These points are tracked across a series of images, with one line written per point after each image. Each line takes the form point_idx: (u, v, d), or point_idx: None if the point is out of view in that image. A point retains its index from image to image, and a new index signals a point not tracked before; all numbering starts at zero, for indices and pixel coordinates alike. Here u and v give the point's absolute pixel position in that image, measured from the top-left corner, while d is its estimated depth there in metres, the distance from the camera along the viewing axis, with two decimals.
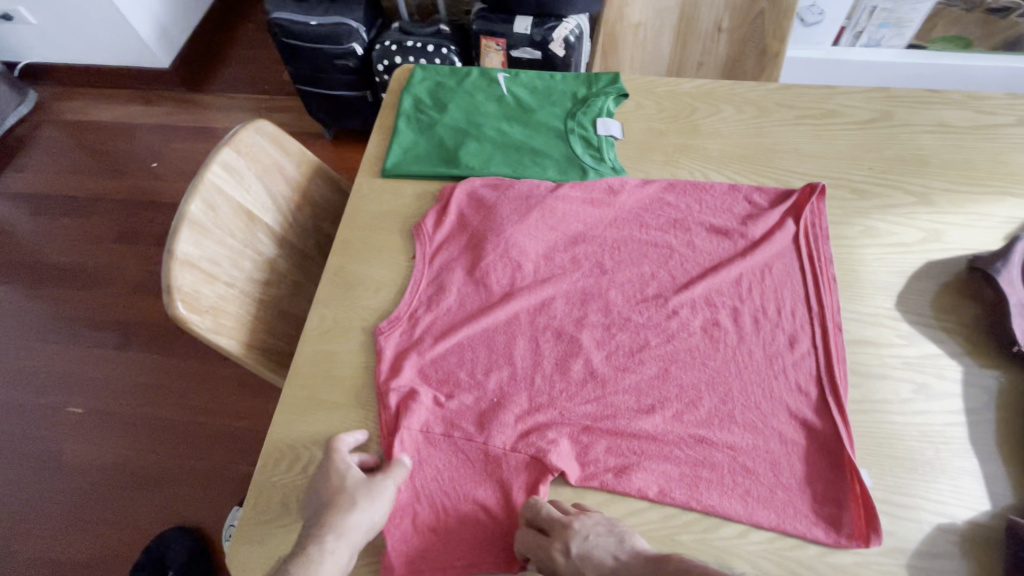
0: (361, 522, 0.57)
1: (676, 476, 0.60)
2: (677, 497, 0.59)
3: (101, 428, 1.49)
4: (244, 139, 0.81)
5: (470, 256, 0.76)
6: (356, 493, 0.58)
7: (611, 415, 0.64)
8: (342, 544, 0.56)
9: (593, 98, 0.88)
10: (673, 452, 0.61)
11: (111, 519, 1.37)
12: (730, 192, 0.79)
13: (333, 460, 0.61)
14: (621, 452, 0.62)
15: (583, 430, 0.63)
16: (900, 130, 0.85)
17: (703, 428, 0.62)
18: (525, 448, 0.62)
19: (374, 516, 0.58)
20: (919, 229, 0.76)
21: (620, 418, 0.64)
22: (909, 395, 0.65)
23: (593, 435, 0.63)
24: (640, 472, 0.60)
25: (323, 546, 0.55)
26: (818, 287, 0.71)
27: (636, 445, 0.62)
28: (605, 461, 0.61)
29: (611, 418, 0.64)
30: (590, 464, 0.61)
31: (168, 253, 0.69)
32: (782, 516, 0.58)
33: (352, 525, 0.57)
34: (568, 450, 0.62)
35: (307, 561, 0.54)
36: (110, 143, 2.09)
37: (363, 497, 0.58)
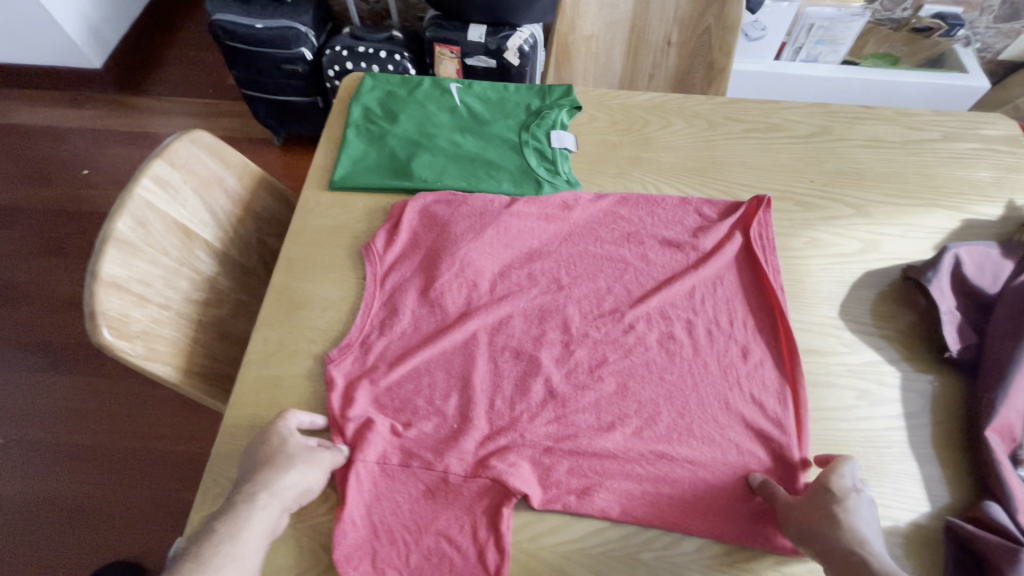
0: (296, 484, 0.57)
1: (638, 495, 0.60)
2: (638, 515, 0.59)
3: (24, 459, 1.37)
4: (179, 150, 0.76)
5: (424, 274, 0.74)
6: (296, 455, 0.58)
7: (571, 435, 0.63)
8: (272, 504, 0.55)
9: (547, 111, 0.88)
10: (634, 470, 0.61)
11: (36, 559, 1.25)
12: (681, 205, 0.80)
13: (276, 425, 0.60)
14: (582, 472, 0.61)
15: (544, 452, 0.62)
16: (839, 144, 0.89)
17: (663, 443, 0.62)
18: (486, 472, 0.60)
19: (309, 481, 0.58)
20: (857, 240, 0.80)
21: (580, 438, 0.63)
22: (853, 402, 0.67)
23: (554, 456, 0.62)
24: (602, 492, 0.60)
25: (254, 502, 0.54)
26: (767, 297, 0.73)
27: (597, 464, 0.61)
28: (568, 483, 0.60)
29: (572, 439, 0.63)
30: (553, 487, 0.60)
31: (92, 275, 0.63)
32: (743, 529, 0.58)
33: (286, 487, 0.56)
34: (529, 474, 0.60)
35: (236, 520, 0.52)
36: (34, 148, 1.94)
37: (302, 459, 0.58)
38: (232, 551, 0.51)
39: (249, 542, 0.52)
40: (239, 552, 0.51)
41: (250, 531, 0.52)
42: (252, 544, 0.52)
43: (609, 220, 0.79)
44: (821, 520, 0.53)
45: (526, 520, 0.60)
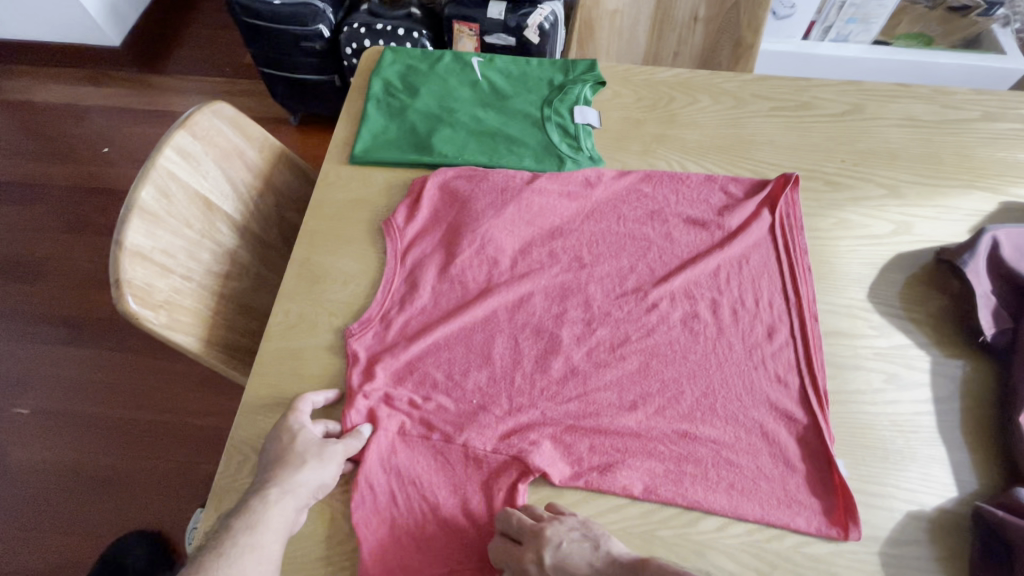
0: (309, 480, 0.56)
1: (661, 473, 0.59)
2: (662, 494, 0.58)
3: (51, 429, 1.41)
4: (201, 122, 0.76)
5: (445, 250, 0.73)
6: (307, 451, 0.57)
7: (593, 414, 0.62)
8: (287, 499, 0.55)
9: (569, 85, 0.86)
10: (657, 449, 0.60)
11: (62, 526, 1.29)
12: (706, 182, 0.78)
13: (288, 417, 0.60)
14: (604, 450, 0.60)
15: (565, 430, 0.61)
16: (871, 123, 0.86)
17: (686, 423, 0.62)
18: (508, 447, 0.59)
19: (324, 476, 0.57)
20: (889, 221, 0.77)
21: (602, 416, 0.62)
22: (881, 385, 0.65)
23: (576, 435, 0.61)
24: (625, 470, 0.59)
25: (266, 497, 0.54)
26: (794, 276, 0.71)
27: (619, 442, 0.60)
28: (590, 460, 0.60)
29: (593, 417, 0.62)
30: (576, 463, 0.60)
31: (117, 244, 0.64)
32: (767, 508, 0.57)
33: (299, 483, 0.56)
34: (550, 452, 0.60)
35: (251, 513, 0.53)
36: (55, 125, 1.96)
37: (313, 456, 0.57)
38: (251, 542, 0.52)
39: (266, 535, 0.52)
40: (258, 543, 0.52)
41: (266, 525, 0.53)
42: (270, 537, 0.53)
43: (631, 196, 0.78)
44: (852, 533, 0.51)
45: (546, 493, 0.59)
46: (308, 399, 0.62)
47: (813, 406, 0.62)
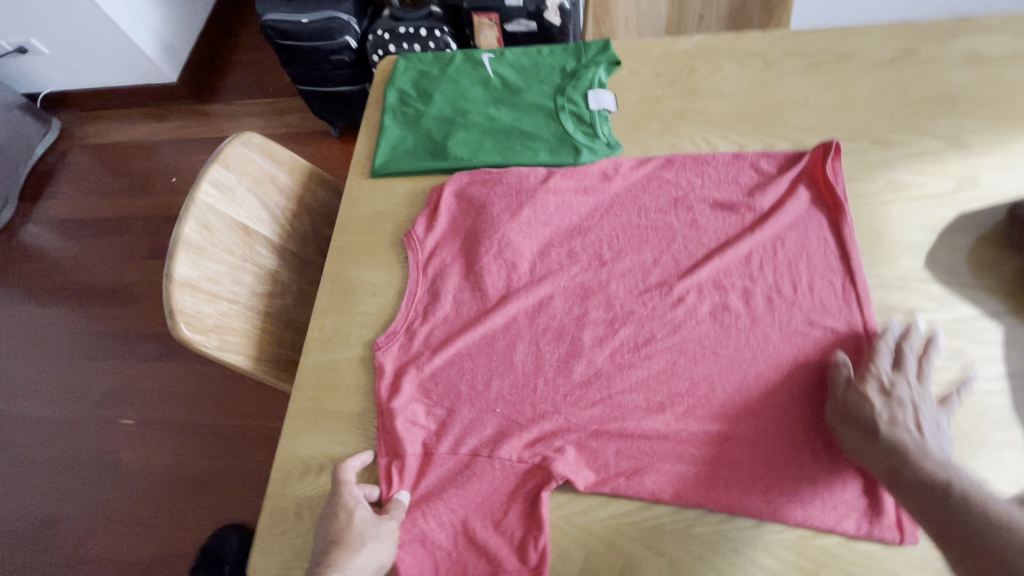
0: (367, 563, 0.56)
1: (692, 476, 0.58)
2: (694, 498, 0.57)
3: (153, 436, 1.58)
4: (233, 154, 0.81)
5: (465, 258, 0.74)
6: (364, 533, 0.57)
7: (618, 417, 0.62)
8: None
9: (582, 71, 0.83)
10: (687, 452, 0.59)
11: (171, 521, 1.47)
12: (734, 161, 0.74)
13: (342, 488, 0.60)
14: (632, 455, 0.60)
15: (590, 435, 0.61)
16: (926, 67, 0.76)
17: (718, 424, 0.60)
18: (533, 455, 0.61)
19: (380, 558, 0.57)
20: (950, 177, 0.69)
21: (627, 419, 0.61)
22: (942, 363, 0.59)
23: (601, 439, 0.61)
24: (652, 474, 0.58)
25: None
26: (838, 257, 0.66)
27: (646, 446, 0.60)
28: (617, 465, 0.59)
29: (618, 420, 0.61)
30: (603, 469, 0.60)
31: (168, 277, 0.70)
32: (809, 511, 0.55)
33: (359, 568, 0.55)
34: (576, 459, 0.60)
35: None
36: (132, 162, 2.16)
37: (371, 537, 0.57)
38: None
39: None
40: None
41: None
42: None
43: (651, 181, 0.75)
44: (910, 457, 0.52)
45: (576, 494, 0.60)
46: (355, 464, 0.63)
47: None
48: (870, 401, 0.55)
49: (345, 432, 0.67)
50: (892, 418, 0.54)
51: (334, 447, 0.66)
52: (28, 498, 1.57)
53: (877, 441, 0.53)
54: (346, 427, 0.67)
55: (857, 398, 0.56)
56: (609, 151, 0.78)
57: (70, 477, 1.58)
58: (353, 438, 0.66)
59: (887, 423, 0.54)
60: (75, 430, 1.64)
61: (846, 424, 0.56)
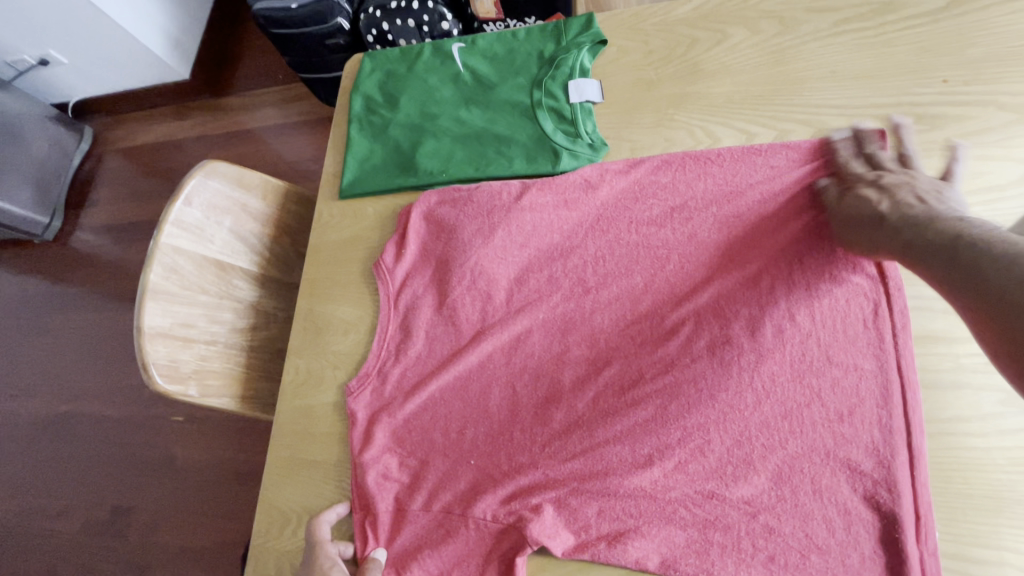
0: None
1: (682, 543, 0.52)
2: (684, 568, 0.51)
3: (200, 432, 1.68)
4: (195, 186, 0.76)
5: (437, 290, 0.68)
6: None
7: (601, 473, 0.56)
8: None
9: (563, 56, 0.72)
10: (677, 513, 0.53)
11: (224, 511, 1.58)
12: (743, 158, 0.62)
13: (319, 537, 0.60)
14: (615, 516, 0.54)
15: (571, 492, 0.56)
16: (994, 12, 0.60)
17: (713, 481, 0.53)
18: (509, 514, 0.57)
19: None
20: (1018, 161, 0.55)
21: (611, 476, 0.55)
22: (994, 408, 0.49)
23: (581, 497, 0.56)
24: (637, 540, 0.53)
25: None
26: (872, 278, 0.54)
27: (632, 507, 0.54)
28: (599, 527, 0.55)
29: (600, 477, 0.56)
30: (582, 531, 0.55)
31: (136, 329, 0.67)
32: None
33: None
34: (554, 519, 0.56)
35: None
36: (159, 164, 2.20)
37: None
38: None
39: None
40: None
41: None
42: None
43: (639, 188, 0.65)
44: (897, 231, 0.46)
45: (555, 557, 0.55)
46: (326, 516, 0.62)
47: (892, 457, 0.49)
48: (861, 196, 0.51)
49: (323, 483, 0.65)
50: (892, 203, 0.48)
51: (311, 499, 0.65)
52: (100, 491, 1.71)
53: (882, 226, 0.48)
54: (324, 477, 0.65)
55: (856, 199, 0.52)
56: (593, 154, 0.68)
57: (132, 471, 1.70)
58: (331, 488, 0.65)
59: (890, 206, 0.48)
60: (132, 427, 1.75)
61: (850, 230, 0.52)
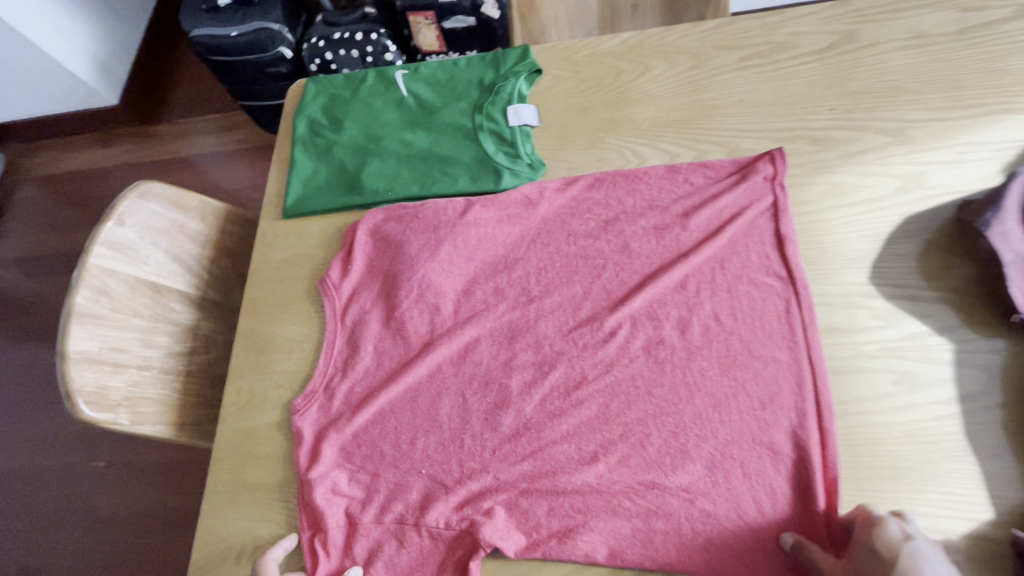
0: None
1: (628, 534, 0.54)
2: (630, 558, 0.53)
3: (125, 477, 1.55)
4: (129, 208, 0.74)
5: (385, 304, 0.69)
6: None
7: (549, 472, 0.58)
8: None
9: (501, 83, 0.77)
10: (622, 506, 0.55)
11: (150, 563, 1.45)
12: (668, 175, 0.68)
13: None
14: (564, 513, 0.56)
15: (521, 493, 0.58)
16: (867, 53, 0.70)
17: (653, 472, 0.56)
18: (462, 519, 0.57)
19: None
20: (895, 175, 0.64)
21: (558, 474, 0.57)
22: (889, 388, 0.55)
23: (532, 497, 0.57)
24: (585, 535, 0.55)
25: None
26: (782, 279, 0.61)
27: (579, 502, 0.56)
28: (548, 526, 0.56)
29: (550, 475, 0.58)
30: (534, 531, 0.56)
31: (60, 355, 0.64)
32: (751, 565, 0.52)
33: None
34: (505, 521, 0.57)
35: None
36: (82, 193, 2.08)
37: None
38: None
39: None
40: None
41: None
42: None
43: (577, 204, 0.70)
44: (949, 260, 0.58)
45: (509, 559, 0.56)
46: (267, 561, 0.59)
47: (807, 436, 0.54)
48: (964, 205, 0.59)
49: (267, 505, 0.63)
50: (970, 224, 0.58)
51: (255, 521, 0.63)
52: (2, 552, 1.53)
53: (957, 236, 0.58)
54: (268, 499, 0.63)
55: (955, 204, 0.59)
56: (532, 173, 0.72)
57: (44, 527, 1.54)
58: (276, 511, 0.63)
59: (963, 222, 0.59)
60: (43, 477, 1.59)
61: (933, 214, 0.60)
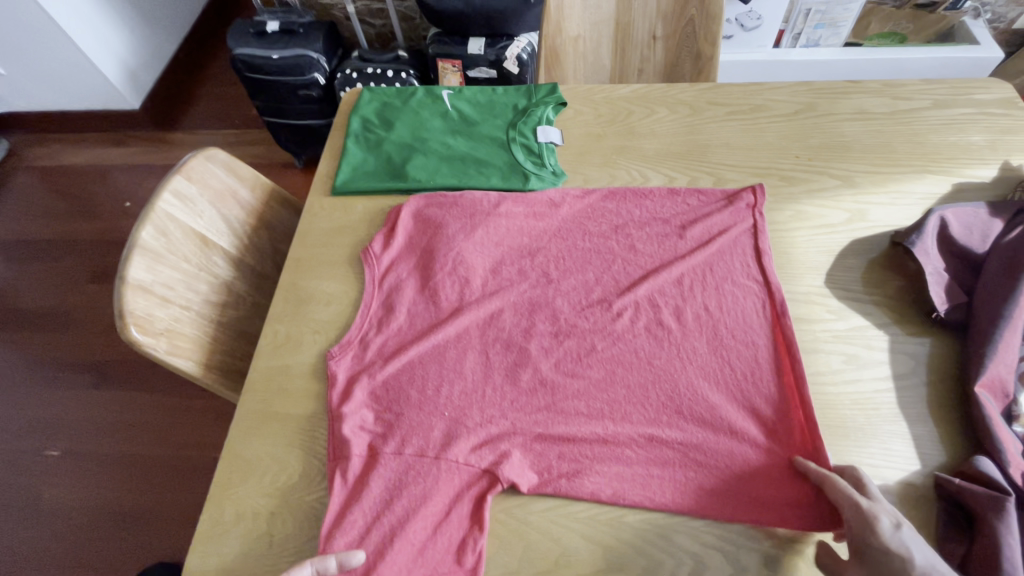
0: None
1: (629, 476, 0.62)
2: (630, 497, 0.61)
3: (80, 469, 1.48)
4: (196, 167, 0.83)
5: (420, 274, 0.79)
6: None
7: (561, 422, 0.66)
8: None
9: (533, 108, 0.92)
10: (624, 453, 0.64)
11: (88, 563, 1.34)
12: (669, 197, 0.82)
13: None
14: (573, 457, 0.64)
15: (535, 438, 0.65)
16: (824, 120, 0.89)
17: (652, 427, 0.65)
18: (480, 460, 0.64)
19: None
20: (844, 210, 0.80)
21: (570, 423, 0.66)
22: (840, 366, 0.67)
23: (545, 443, 0.65)
24: (592, 476, 0.62)
25: None
26: (760, 284, 0.73)
27: (586, 448, 0.64)
28: (558, 467, 0.63)
29: (562, 424, 0.66)
30: (545, 471, 0.63)
31: (120, 280, 0.70)
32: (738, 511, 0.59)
33: None
34: (520, 462, 0.64)
35: None
36: (81, 185, 2.10)
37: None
38: None
39: None
40: None
41: None
42: None
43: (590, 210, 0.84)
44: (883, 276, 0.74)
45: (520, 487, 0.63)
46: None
47: (782, 406, 0.65)
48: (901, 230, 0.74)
49: (294, 433, 0.68)
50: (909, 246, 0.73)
51: (280, 446, 0.68)
52: None
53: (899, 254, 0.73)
54: (295, 428, 0.69)
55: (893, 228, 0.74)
56: (555, 179, 0.86)
57: None
58: (302, 439, 0.68)
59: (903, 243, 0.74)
60: None
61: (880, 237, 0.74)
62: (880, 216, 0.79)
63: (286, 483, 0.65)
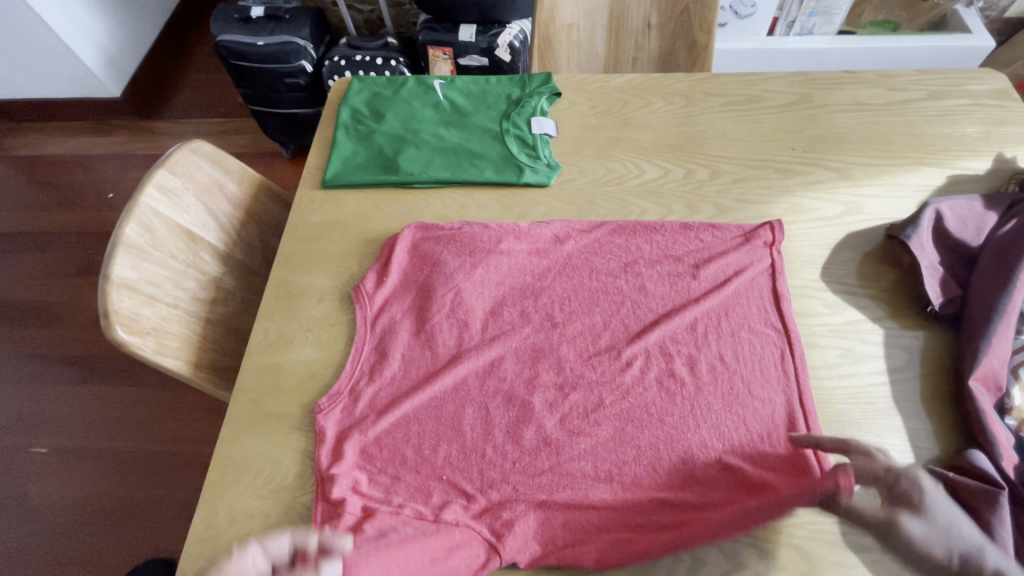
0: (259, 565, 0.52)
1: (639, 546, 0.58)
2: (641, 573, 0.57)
3: (70, 466, 1.46)
4: (180, 160, 0.81)
5: (416, 316, 0.74)
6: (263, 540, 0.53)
7: (567, 486, 0.62)
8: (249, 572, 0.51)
9: (526, 99, 0.91)
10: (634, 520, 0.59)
11: (79, 561, 1.33)
12: (681, 231, 0.77)
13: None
14: (580, 527, 0.60)
15: (540, 505, 0.61)
16: (820, 111, 0.89)
17: (663, 493, 0.61)
18: (483, 525, 0.60)
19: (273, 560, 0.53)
20: (839, 202, 0.80)
21: (575, 489, 0.62)
22: (836, 360, 0.67)
23: (551, 509, 0.61)
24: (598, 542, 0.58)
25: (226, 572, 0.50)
26: (777, 330, 0.69)
27: (594, 518, 0.60)
28: (564, 538, 0.59)
29: (567, 489, 0.62)
30: (550, 542, 0.59)
31: (105, 277, 0.68)
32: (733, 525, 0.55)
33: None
34: (528, 531, 0.60)
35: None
36: (62, 175, 2.04)
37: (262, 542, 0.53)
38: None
39: None
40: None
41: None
42: None
43: (585, 203, 0.83)
44: (878, 270, 0.74)
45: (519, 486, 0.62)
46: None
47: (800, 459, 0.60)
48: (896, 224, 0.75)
49: (287, 433, 0.67)
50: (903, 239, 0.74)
51: (273, 446, 0.67)
52: None
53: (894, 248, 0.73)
54: (288, 428, 0.68)
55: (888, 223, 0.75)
56: (550, 172, 0.85)
57: None
58: (296, 439, 0.67)
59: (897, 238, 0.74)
60: None
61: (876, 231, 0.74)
62: (875, 209, 0.79)
63: (280, 483, 0.64)
